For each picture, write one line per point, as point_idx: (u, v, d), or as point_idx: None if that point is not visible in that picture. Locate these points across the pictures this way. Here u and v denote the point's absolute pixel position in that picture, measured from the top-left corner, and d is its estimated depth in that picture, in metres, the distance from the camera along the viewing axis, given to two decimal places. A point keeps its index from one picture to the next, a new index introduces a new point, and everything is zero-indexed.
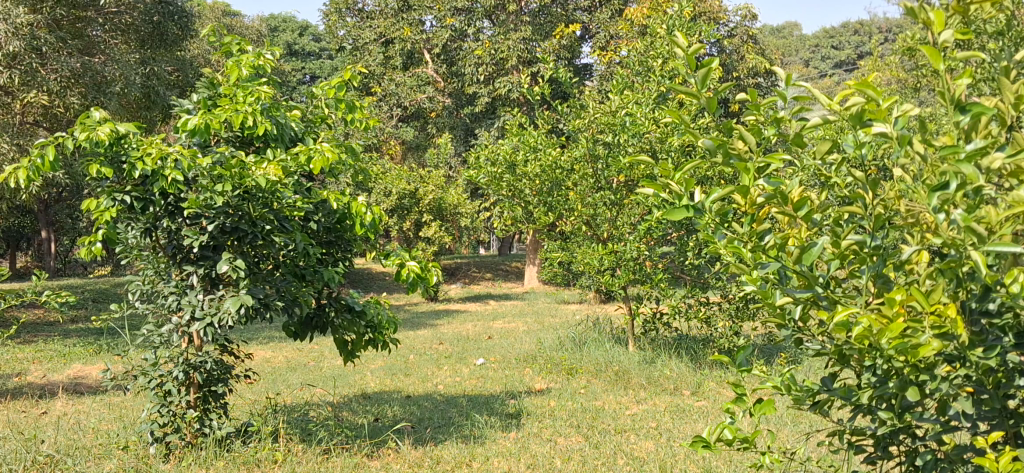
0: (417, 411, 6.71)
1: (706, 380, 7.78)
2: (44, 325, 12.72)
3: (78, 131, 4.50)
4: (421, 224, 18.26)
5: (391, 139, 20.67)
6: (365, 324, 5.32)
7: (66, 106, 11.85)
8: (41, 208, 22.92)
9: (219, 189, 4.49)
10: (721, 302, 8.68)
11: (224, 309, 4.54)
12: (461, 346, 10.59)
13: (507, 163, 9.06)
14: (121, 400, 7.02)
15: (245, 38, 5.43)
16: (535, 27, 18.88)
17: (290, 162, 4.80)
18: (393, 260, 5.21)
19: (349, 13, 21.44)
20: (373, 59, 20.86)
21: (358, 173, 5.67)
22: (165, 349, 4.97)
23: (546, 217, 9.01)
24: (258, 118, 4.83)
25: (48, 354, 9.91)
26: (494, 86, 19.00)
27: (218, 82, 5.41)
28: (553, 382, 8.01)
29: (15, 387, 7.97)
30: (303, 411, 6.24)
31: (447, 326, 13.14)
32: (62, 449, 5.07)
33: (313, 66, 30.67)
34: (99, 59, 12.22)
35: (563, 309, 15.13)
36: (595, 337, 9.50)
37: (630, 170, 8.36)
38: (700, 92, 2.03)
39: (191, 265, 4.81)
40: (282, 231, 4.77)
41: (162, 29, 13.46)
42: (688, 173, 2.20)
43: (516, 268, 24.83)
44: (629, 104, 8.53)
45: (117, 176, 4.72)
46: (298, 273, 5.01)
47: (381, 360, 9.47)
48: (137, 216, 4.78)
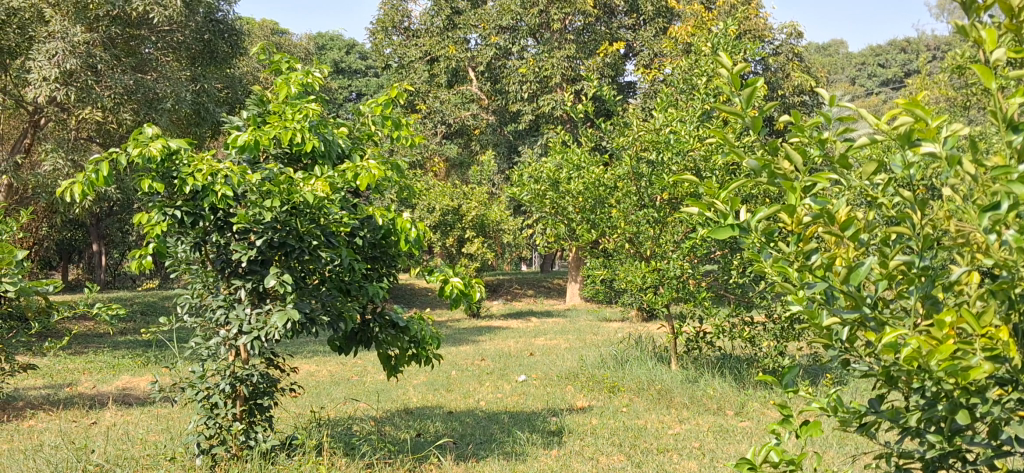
0: (458, 427, 6.73)
1: (751, 401, 7.71)
2: (94, 337, 12.96)
3: (131, 147, 4.59)
4: (464, 240, 18.33)
5: (434, 156, 20.82)
6: (408, 340, 5.36)
7: (119, 122, 12.12)
8: (93, 221, 23.44)
9: (268, 205, 4.57)
10: (765, 321, 8.60)
11: (271, 324, 4.60)
12: (503, 363, 10.60)
13: (550, 180, 9.14)
14: (168, 411, 7.13)
15: (294, 57, 5.51)
16: (579, 45, 18.91)
17: (337, 178, 4.86)
18: (436, 276, 5.25)
19: (394, 32, 21.67)
20: (418, 76, 21.07)
21: (403, 190, 5.74)
22: (212, 362, 5.05)
23: (589, 235, 9.02)
24: (305, 135, 4.90)
25: (98, 365, 10.11)
26: (538, 104, 19.05)
27: (267, 100, 5.50)
28: (595, 400, 7.98)
29: (65, 396, 8.14)
30: (346, 426, 6.28)
31: (489, 342, 13.17)
32: (111, 459, 5.15)
33: (359, 83, 31.01)
34: (152, 76, 12.48)
35: (605, 327, 15.09)
36: (637, 355, 9.47)
37: (673, 187, 8.36)
38: (744, 112, 2.02)
39: (239, 279, 4.88)
40: (329, 247, 4.83)
41: (212, 46, 13.50)
42: (733, 192, 2.20)
43: (558, 285, 24.80)
44: (673, 122, 8.54)
45: (167, 192, 4.79)
46: (343, 288, 5.04)
47: (423, 375, 9.52)
48: (187, 230, 4.87)
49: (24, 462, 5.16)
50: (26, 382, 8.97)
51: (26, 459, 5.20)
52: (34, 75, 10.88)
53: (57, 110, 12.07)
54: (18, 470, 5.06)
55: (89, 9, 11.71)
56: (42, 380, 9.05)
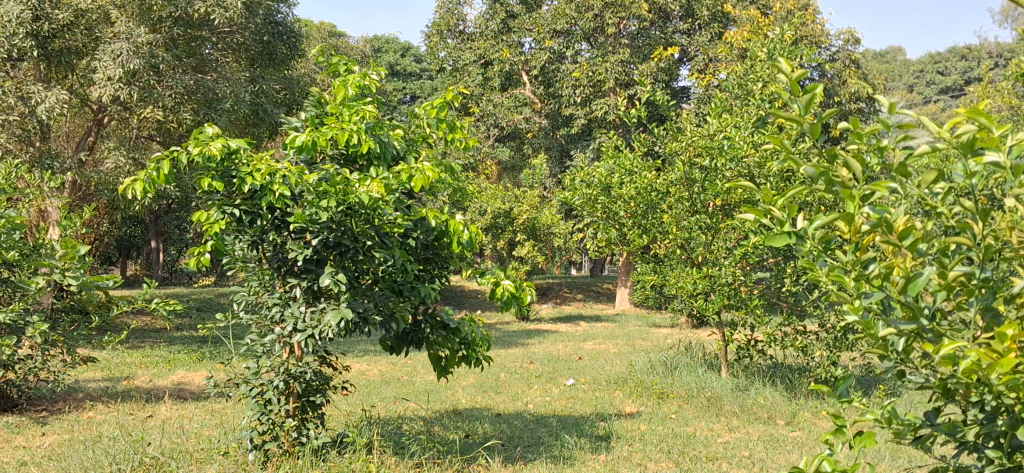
0: (507, 429, 6.75)
1: (802, 411, 7.62)
2: (151, 332, 13.22)
3: (192, 146, 4.68)
4: (515, 243, 18.37)
5: (487, 159, 20.90)
6: (459, 341, 5.38)
7: (179, 121, 12.35)
8: (152, 218, 23.92)
9: (324, 205, 4.63)
10: (818, 331, 8.50)
11: (325, 322, 4.66)
12: (552, 366, 10.60)
13: (602, 185, 9.12)
14: (222, 406, 7.24)
15: (352, 59, 5.57)
16: (633, 49, 18.83)
17: (392, 180, 4.91)
18: (488, 278, 5.28)
19: (449, 35, 21.78)
20: (473, 80, 21.18)
21: (456, 192, 5.77)
22: (267, 359, 5.13)
23: (640, 240, 8.97)
24: (361, 136, 4.95)
25: (154, 360, 10.30)
26: (591, 108, 19.03)
27: (325, 101, 5.57)
28: (643, 406, 7.95)
29: (123, 389, 8.32)
30: (395, 425, 6.34)
31: (538, 345, 13.19)
32: (166, 452, 5.25)
33: (414, 86, 31.27)
34: (212, 77, 12.70)
35: (655, 333, 15.03)
36: (687, 362, 9.40)
37: (727, 194, 8.31)
38: (802, 118, 2.00)
39: (295, 278, 4.94)
40: (382, 247, 4.88)
41: (271, 48, 13.69)
42: (790, 199, 2.18)
43: (608, 290, 24.74)
44: (727, 127, 8.50)
45: (226, 191, 4.87)
46: (396, 289, 5.09)
47: (471, 376, 9.55)
48: (244, 228, 4.96)
49: (83, 453, 5.27)
50: (85, 374, 9.18)
51: (86, 450, 5.32)
52: (100, 75, 11.18)
53: (120, 109, 12.34)
54: (78, 460, 5.18)
55: (153, 10, 11.95)
56: (101, 373, 9.26)
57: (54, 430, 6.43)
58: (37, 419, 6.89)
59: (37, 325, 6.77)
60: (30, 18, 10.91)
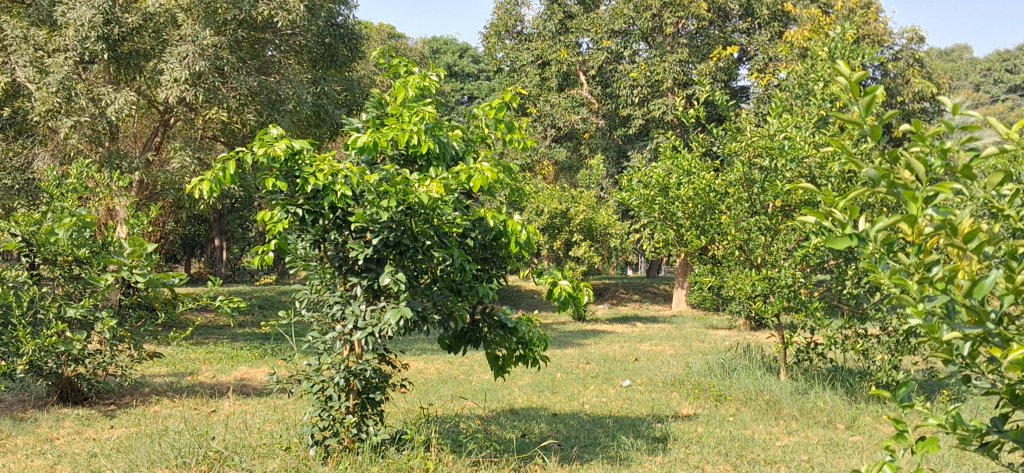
0: (563, 429, 6.76)
1: (863, 415, 7.51)
2: (214, 329, 13.48)
3: (257, 147, 4.77)
4: (571, 243, 18.36)
5: (544, 159, 20.94)
6: (517, 341, 5.40)
7: (243, 122, 12.57)
8: (216, 218, 24.38)
9: (385, 205, 4.69)
10: (880, 334, 8.37)
11: (385, 320, 4.72)
12: (608, 367, 10.58)
13: (660, 186, 9.07)
14: (283, 402, 7.36)
15: (412, 60, 5.62)
16: (692, 49, 18.72)
17: (451, 180, 4.95)
18: (545, 278, 5.31)
19: (507, 36, 21.86)
20: (530, 80, 21.22)
21: (515, 193, 5.79)
22: (328, 356, 5.21)
23: (698, 241, 8.91)
24: (421, 137, 5.01)
25: (217, 356, 10.50)
26: (649, 108, 18.94)
27: (386, 102, 5.65)
28: (700, 408, 7.90)
29: (188, 385, 8.50)
30: (453, 423, 6.39)
31: (594, 346, 13.15)
32: (230, 446, 5.35)
33: (472, 86, 31.44)
34: (274, 79, 12.92)
35: (713, 335, 14.91)
36: (746, 364, 9.31)
37: (787, 195, 8.24)
38: (863, 119, 1.97)
39: (356, 276, 5.02)
40: (441, 247, 4.93)
41: (333, 50, 13.77)
42: (851, 202, 2.15)
43: (665, 291, 24.59)
44: (787, 128, 8.42)
45: (290, 191, 4.96)
46: (454, 289, 5.14)
47: (528, 376, 9.57)
48: (307, 228, 5.05)
49: (150, 446, 5.40)
50: (151, 369, 9.40)
51: (153, 443, 5.44)
52: (167, 77, 11.45)
53: (186, 110, 12.61)
54: (144, 452, 5.31)
55: (218, 13, 12.17)
56: (166, 369, 9.47)
57: (122, 424, 6.60)
58: (106, 413, 7.09)
59: (106, 320, 6.97)
60: (102, 22, 11.25)
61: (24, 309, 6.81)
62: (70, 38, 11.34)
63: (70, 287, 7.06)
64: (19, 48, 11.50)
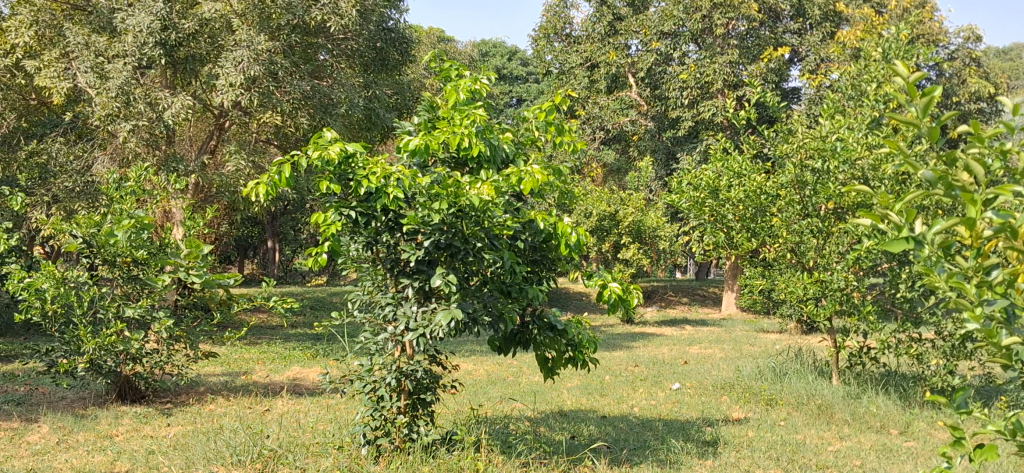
0: (613, 432, 6.76)
1: (917, 420, 7.40)
2: (267, 329, 13.67)
3: (311, 150, 4.84)
4: (620, 246, 18.31)
5: (592, 162, 20.91)
6: (566, 343, 5.41)
7: (296, 126, 12.74)
8: (269, 220, 24.68)
9: (437, 207, 4.72)
10: (935, 338, 8.23)
11: (436, 322, 4.75)
12: (657, 370, 10.54)
13: (710, 188, 8.97)
14: (335, 402, 7.44)
15: (463, 64, 5.65)
16: (743, 50, 18.61)
17: (502, 182, 4.97)
18: (595, 281, 5.32)
19: (556, 39, 21.84)
20: (579, 82, 21.20)
21: (564, 195, 5.79)
22: (379, 357, 5.29)
23: (749, 244, 8.84)
24: (472, 140, 5.04)
25: (271, 356, 10.65)
26: (698, 110, 18.84)
27: (437, 105, 5.69)
28: (751, 412, 7.84)
29: (242, 384, 8.63)
30: (502, 424, 6.43)
31: (643, 349, 13.10)
32: (284, 445, 5.43)
33: (520, 89, 31.49)
34: (327, 83, 13.06)
35: (764, 338, 14.78)
36: (797, 368, 9.21)
37: (839, 197, 8.16)
38: (920, 121, 1.92)
39: (407, 278, 5.08)
40: (492, 249, 4.95)
41: (384, 54, 13.84)
42: (908, 204, 2.11)
43: (714, 294, 24.41)
44: (840, 129, 8.31)
45: (344, 193, 5.03)
46: (504, 290, 5.15)
47: (577, 378, 9.58)
48: (359, 230, 5.11)
49: (206, 444, 5.49)
50: (206, 369, 9.55)
51: (209, 441, 5.53)
52: (222, 81, 11.63)
53: (240, 114, 12.82)
54: (201, 450, 5.40)
55: (272, 18, 12.33)
56: (221, 368, 9.63)
57: (178, 422, 6.72)
58: (164, 411, 7.23)
59: (163, 320, 7.13)
60: (159, 28, 11.51)
61: (85, 309, 7.03)
62: (129, 44, 11.62)
63: (129, 287, 7.20)
64: (81, 54, 11.80)
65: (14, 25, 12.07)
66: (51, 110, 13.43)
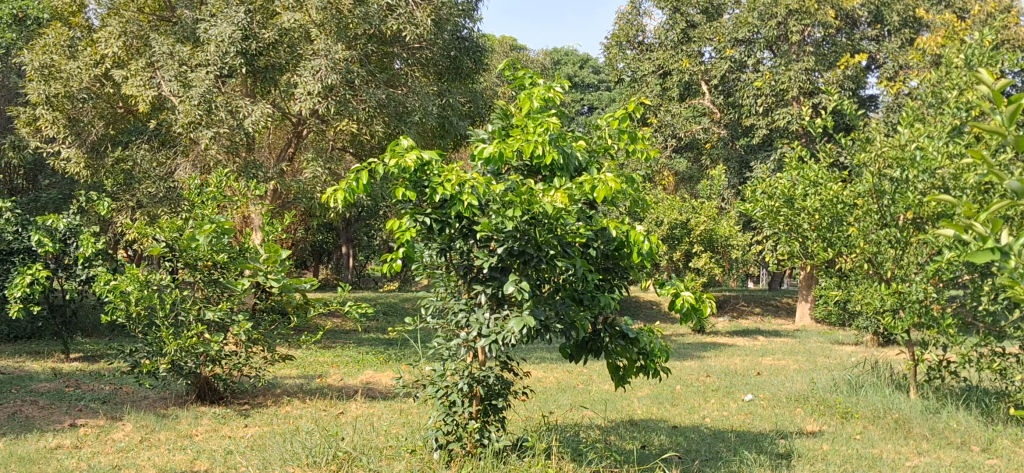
0: (684, 442, 6.71)
1: (1000, 437, 7.18)
2: (341, 333, 13.89)
3: (388, 158, 4.92)
4: (692, 254, 18.14)
5: (664, 170, 20.77)
6: (637, 351, 5.38)
7: (371, 134, 12.93)
8: (343, 226, 25.03)
9: (510, 214, 4.76)
10: (1019, 353, 7.98)
11: (508, 328, 4.78)
12: (729, 381, 10.43)
13: (785, 197, 8.85)
14: (408, 407, 7.53)
15: (537, 72, 5.67)
16: (818, 58, 18.42)
17: (575, 190, 4.98)
18: (667, 289, 5.28)
19: (628, 46, 21.76)
20: (651, 90, 21.10)
21: (637, 203, 5.77)
22: (452, 362, 5.33)
23: (824, 254, 8.69)
24: (545, 148, 5.06)
25: (345, 360, 10.83)
26: (773, 118, 18.63)
27: (511, 113, 5.73)
28: (826, 424, 7.71)
29: (317, 387, 8.78)
30: (573, 432, 6.43)
31: (715, 359, 12.98)
32: (358, 447, 5.51)
33: (592, 97, 31.44)
34: (401, 91, 13.21)
35: (839, 350, 14.51)
36: (874, 381, 9.02)
37: (919, 207, 8.00)
38: (1008, 130, 1.85)
39: (480, 284, 5.13)
40: (565, 256, 4.96)
41: (458, 63, 13.90)
42: (995, 215, 1.98)
43: (787, 305, 24.03)
44: (919, 137, 8.12)
45: (419, 200, 5.09)
46: (577, 298, 5.16)
47: (648, 387, 9.54)
48: (434, 236, 5.17)
49: (283, 445, 5.59)
50: (283, 372, 9.74)
51: (285, 441, 5.63)
52: (301, 90, 11.92)
53: (318, 122, 13.06)
54: (278, 450, 5.51)
55: (349, 28, 12.49)
56: (297, 371, 9.82)
57: (255, 423, 6.87)
58: (241, 412, 7.40)
59: (242, 323, 7.28)
60: (240, 38, 11.86)
61: (167, 311, 7.24)
62: (211, 53, 11.94)
63: (210, 290, 7.36)
64: (165, 63, 12.17)
65: (104, 36, 12.51)
66: (137, 118, 13.84)
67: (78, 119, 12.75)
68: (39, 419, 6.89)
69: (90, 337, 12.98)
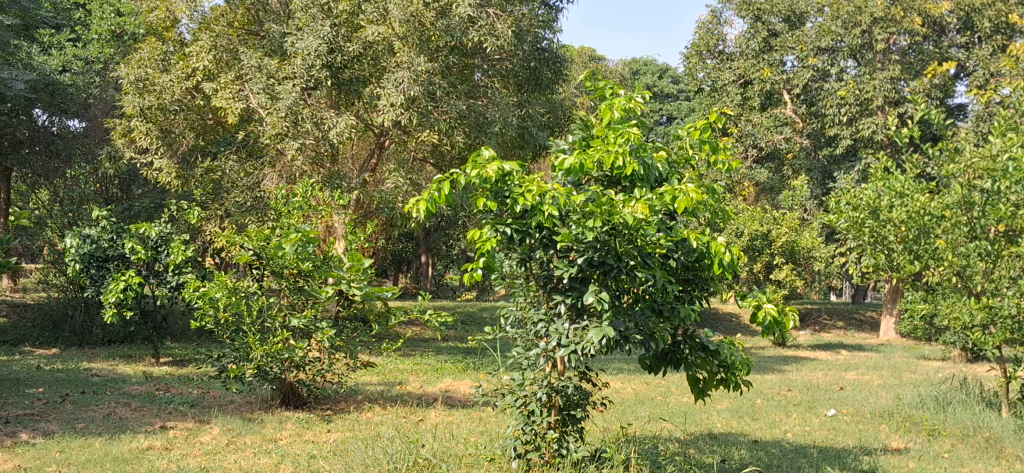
0: (765, 457, 6.61)
1: None
2: (420, 342, 14.05)
3: (470, 169, 4.97)
4: (773, 266, 17.84)
5: (745, 180, 20.52)
6: (718, 364, 5.32)
7: (452, 144, 13.09)
8: (423, 235, 25.28)
9: (590, 225, 4.78)
10: None
11: (588, 339, 4.79)
12: (812, 395, 10.23)
13: (871, 208, 8.62)
14: (487, 415, 7.59)
15: (618, 82, 5.67)
16: (903, 67, 18.20)
17: (656, 200, 4.95)
18: (749, 301, 5.22)
19: (708, 56, 21.55)
20: (732, 99, 20.83)
21: (719, 215, 5.73)
22: (531, 372, 5.35)
23: (912, 266, 8.37)
24: (626, 158, 5.06)
25: (424, 368, 10.95)
26: (857, 128, 18.32)
27: (592, 124, 5.75)
28: (912, 442, 7.53)
29: (396, 394, 8.90)
30: (652, 445, 6.39)
31: (797, 372, 12.76)
32: (438, 455, 5.57)
33: (671, 107, 31.20)
34: (482, 102, 13.34)
35: (926, 365, 14.13)
36: (963, 398, 8.78)
37: (1010, 219, 7.79)
38: None
39: (560, 294, 5.15)
40: (644, 267, 4.95)
41: (538, 74, 13.95)
42: None
43: (872, 318, 23.47)
44: (1012, 148, 7.86)
45: (501, 210, 5.15)
46: (656, 309, 5.14)
47: (728, 401, 9.43)
48: (514, 246, 5.21)
49: (365, 451, 5.69)
50: (364, 379, 9.90)
51: (368, 447, 5.73)
52: (384, 102, 12.20)
53: (400, 133, 13.27)
54: (360, 456, 5.59)
55: (431, 41, 12.61)
56: (378, 378, 9.97)
57: (338, 428, 7.00)
58: (324, 417, 7.54)
59: (325, 330, 7.41)
60: (327, 51, 12.15)
61: (254, 318, 7.42)
62: (299, 66, 12.25)
63: (294, 297, 7.52)
64: (254, 76, 12.48)
65: (196, 51, 12.92)
66: (226, 129, 14.22)
67: (171, 130, 13.16)
68: (132, 421, 7.13)
69: (179, 341, 13.37)
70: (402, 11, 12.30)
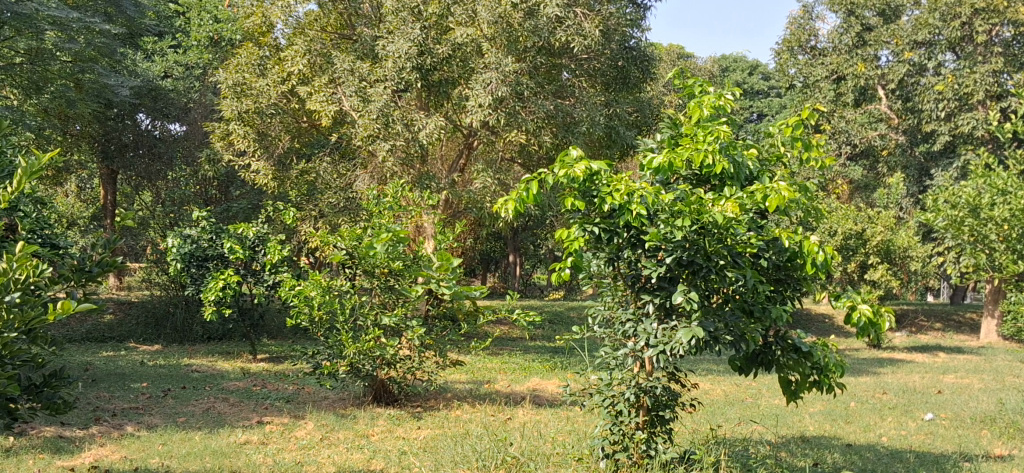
0: (859, 461, 6.48)
1: None
2: (507, 341, 14.13)
3: (558, 168, 5.00)
4: (867, 266, 17.38)
5: (838, 178, 20.05)
6: (811, 366, 5.21)
7: (539, 144, 13.13)
8: (511, 235, 25.36)
9: (679, 224, 4.74)
10: None
11: (677, 339, 4.76)
12: (908, 399, 9.97)
13: None
14: (574, 414, 7.60)
15: (707, 80, 5.61)
16: (1008, 58, 17.43)
17: (746, 199, 4.89)
18: (843, 302, 5.12)
19: (800, 51, 21.12)
20: (825, 95, 20.26)
21: (811, 213, 5.63)
22: (619, 372, 5.33)
23: None
24: (715, 157, 5.01)
25: (512, 366, 11.01)
26: (956, 123, 17.78)
27: (680, 123, 5.70)
28: (1015, 449, 7.26)
29: (485, 392, 8.99)
30: (742, 447, 6.32)
31: (892, 375, 12.43)
32: (526, 453, 5.61)
33: (761, 104, 30.67)
34: (569, 102, 13.38)
35: None
36: None
37: None
38: None
39: (649, 294, 5.11)
40: (734, 266, 4.91)
41: (626, 73, 13.87)
42: None
43: (971, 320, 22.70)
44: None
45: (588, 210, 5.16)
46: (747, 309, 5.08)
47: (820, 404, 9.24)
48: (602, 246, 5.21)
49: (454, 448, 5.76)
50: (452, 377, 10.01)
51: (457, 445, 5.80)
52: (472, 103, 12.29)
53: (488, 134, 13.40)
54: (449, 454, 5.67)
55: (519, 41, 12.66)
56: (466, 376, 10.07)
57: (428, 425, 7.10)
58: (415, 414, 7.66)
59: (415, 328, 7.46)
60: (416, 53, 12.36)
61: (347, 316, 7.58)
62: (389, 69, 12.49)
63: (386, 296, 7.64)
64: (347, 79, 12.71)
65: (291, 55, 13.22)
66: (319, 131, 14.53)
67: (266, 133, 13.48)
68: (230, 416, 7.34)
69: (274, 339, 13.72)
70: (490, 13, 12.36)
